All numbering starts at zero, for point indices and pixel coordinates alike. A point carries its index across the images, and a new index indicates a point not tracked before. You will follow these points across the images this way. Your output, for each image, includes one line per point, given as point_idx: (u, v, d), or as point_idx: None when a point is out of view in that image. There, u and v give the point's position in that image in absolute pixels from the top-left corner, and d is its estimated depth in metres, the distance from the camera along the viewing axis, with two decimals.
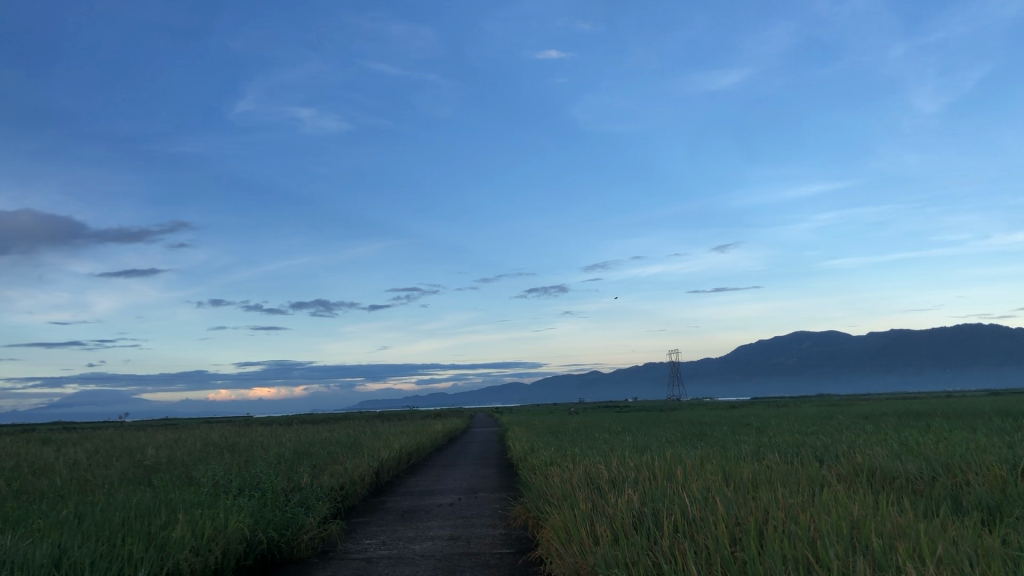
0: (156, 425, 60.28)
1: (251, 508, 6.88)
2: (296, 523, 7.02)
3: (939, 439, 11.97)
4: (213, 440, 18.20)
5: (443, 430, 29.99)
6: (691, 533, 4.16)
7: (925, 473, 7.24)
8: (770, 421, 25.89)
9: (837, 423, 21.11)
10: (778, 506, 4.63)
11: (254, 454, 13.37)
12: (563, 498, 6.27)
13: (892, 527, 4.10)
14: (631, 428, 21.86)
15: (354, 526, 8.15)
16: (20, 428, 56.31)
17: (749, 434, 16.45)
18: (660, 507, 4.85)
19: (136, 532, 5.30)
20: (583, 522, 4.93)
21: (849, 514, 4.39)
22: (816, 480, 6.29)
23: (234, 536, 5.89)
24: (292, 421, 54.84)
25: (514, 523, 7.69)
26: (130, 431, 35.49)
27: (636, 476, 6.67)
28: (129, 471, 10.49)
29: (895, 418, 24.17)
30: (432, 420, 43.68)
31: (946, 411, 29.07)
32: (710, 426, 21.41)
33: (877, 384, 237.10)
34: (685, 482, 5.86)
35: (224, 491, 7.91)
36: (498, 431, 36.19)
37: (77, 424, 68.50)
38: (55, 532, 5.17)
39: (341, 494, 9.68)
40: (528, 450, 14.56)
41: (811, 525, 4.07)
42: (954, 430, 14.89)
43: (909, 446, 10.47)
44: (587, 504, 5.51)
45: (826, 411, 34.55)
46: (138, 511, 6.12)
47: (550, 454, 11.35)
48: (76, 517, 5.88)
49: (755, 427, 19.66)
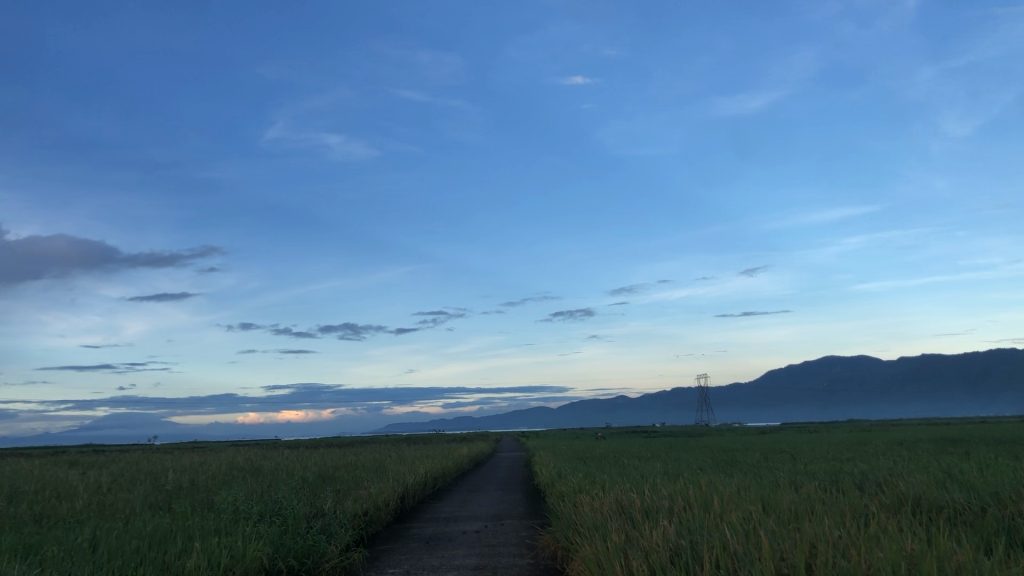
0: (181, 448, 60.94)
1: (272, 535, 6.70)
2: (318, 550, 6.84)
3: (979, 467, 11.65)
4: (237, 464, 18.11)
5: (469, 455, 29.75)
6: (733, 568, 3.89)
7: (973, 504, 6.90)
8: (802, 446, 25.70)
9: (873, 449, 20.70)
10: (826, 539, 4.36)
11: (278, 478, 13.25)
12: (594, 528, 6.02)
13: (951, 564, 3.82)
14: (659, 454, 21.64)
15: (378, 553, 7.96)
16: (51, 451, 57.07)
17: (780, 460, 16.15)
18: (698, 539, 4.60)
19: (151, 561, 5.11)
20: (616, 554, 4.66)
21: (904, 549, 4.10)
22: (860, 512, 5.97)
23: (253, 565, 5.69)
24: (316, 446, 55.11)
25: (541, 552, 7.45)
26: (159, 454, 35.56)
27: (670, 505, 6.40)
28: (151, 495, 10.39)
29: (931, 444, 23.79)
30: (459, 444, 43.54)
31: (986, 436, 28.88)
32: (743, 452, 21.05)
33: (908, 411, 233.45)
34: (723, 514, 5.59)
35: (244, 517, 7.72)
36: (526, 455, 36.02)
37: (105, 443, 69.23)
38: (66, 562, 4.97)
39: (364, 520, 9.46)
40: (557, 474, 14.33)
41: (863, 560, 3.80)
42: (993, 457, 14.42)
43: (952, 473, 10.14)
44: (619, 535, 5.24)
45: (854, 437, 34.03)
46: (154, 539, 5.94)
47: (579, 480, 11.09)
48: (89, 545, 5.69)
49: (790, 453, 19.14)
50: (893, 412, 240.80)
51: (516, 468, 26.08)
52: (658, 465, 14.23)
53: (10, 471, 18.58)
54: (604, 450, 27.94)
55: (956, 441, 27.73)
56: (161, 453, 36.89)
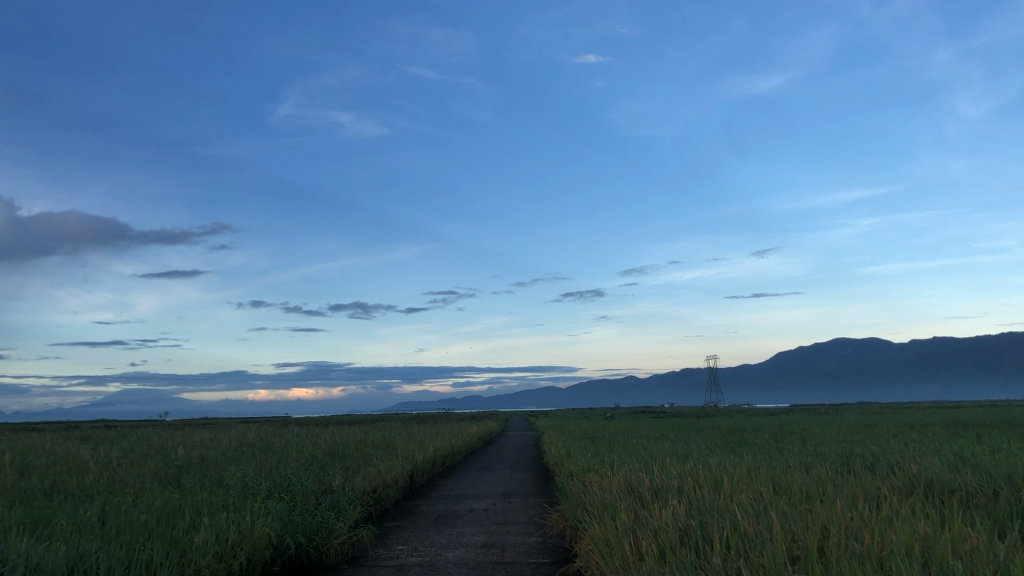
0: (192, 424, 61.45)
1: (280, 511, 6.70)
2: (326, 527, 6.84)
3: (990, 450, 11.56)
4: (247, 441, 18.20)
5: (478, 434, 29.86)
6: (743, 550, 3.84)
7: (985, 487, 6.84)
8: (813, 428, 25.68)
9: (883, 432, 20.60)
10: (838, 521, 4.31)
11: (289, 455, 13.32)
12: (603, 507, 6.00)
13: (967, 547, 3.76)
14: (669, 433, 21.61)
15: (386, 530, 7.97)
16: (64, 424, 57.63)
17: (787, 442, 16.15)
18: (708, 520, 4.56)
19: (159, 537, 5.10)
20: (625, 534, 4.63)
21: (917, 531, 4.04)
22: (872, 494, 5.93)
23: (260, 541, 5.68)
24: (326, 423, 55.46)
25: (550, 531, 7.42)
26: (170, 429, 35.80)
27: (679, 485, 6.38)
28: (161, 471, 10.41)
29: (939, 426, 23.74)
30: (469, 423, 43.77)
31: (997, 421, 28.91)
32: (752, 434, 21.08)
33: (919, 394, 233.21)
34: (733, 494, 5.56)
35: (252, 493, 7.72)
36: (535, 434, 36.15)
37: (119, 418, 69.97)
38: (74, 536, 4.96)
39: (373, 497, 9.48)
40: (566, 454, 14.31)
41: (877, 543, 3.74)
42: (1001, 440, 14.45)
43: (964, 456, 10.05)
44: (629, 516, 5.19)
45: (864, 420, 33.86)
46: (162, 514, 5.94)
47: (588, 460, 11.08)
48: (98, 520, 5.68)
49: (800, 435, 19.06)
50: (903, 395, 240.49)
51: (525, 447, 26.11)
52: (669, 445, 14.16)
53: (23, 445, 18.75)
54: (615, 429, 27.92)
55: (968, 423, 27.59)
56: (174, 429, 37.09)
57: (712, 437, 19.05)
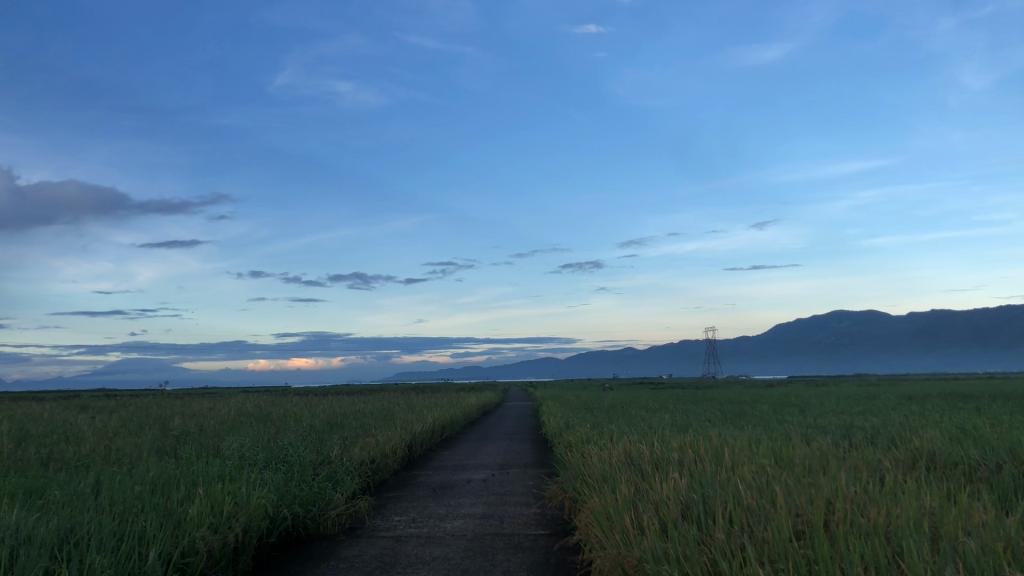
0: (194, 392, 61.85)
1: (276, 482, 6.62)
2: (323, 498, 6.79)
3: (991, 423, 11.49)
4: (247, 410, 18.24)
5: (477, 404, 29.91)
6: (747, 525, 3.75)
7: (987, 460, 6.78)
8: (812, 400, 25.79)
9: (883, 404, 20.60)
10: (842, 495, 4.23)
11: (286, 425, 13.29)
12: (603, 479, 5.93)
13: (976, 522, 3.66)
14: (669, 405, 21.61)
15: (384, 501, 7.91)
16: (66, 394, 57.98)
17: (787, 413, 16.10)
18: (710, 493, 4.47)
19: (153, 508, 5.02)
20: (626, 508, 4.55)
21: (923, 506, 3.96)
22: (875, 467, 5.87)
23: (257, 512, 5.60)
24: (327, 392, 55.74)
25: (549, 503, 7.38)
26: (169, 399, 35.83)
27: (680, 458, 6.31)
28: (158, 440, 10.36)
29: (938, 400, 23.81)
30: (469, 393, 43.96)
31: (994, 393, 29.04)
32: (751, 406, 21.11)
33: (917, 365, 234.09)
34: (735, 466, 5.49)
35: (249, 464, 7.67)
36: (535, 405, 36.33)
37: (119, 386, 70.35)
38: (67, 507, 4.90)
39: (371, 467, 9.42)
40: (564, 424, 14.28)
41: (885, 517, 3.65)
42: (1000, 412, 14.43)
43: (964, 429, 9.98)
44: (630, 488, 5.13)
45: (863, 393, 33.68)
46: (156, 484, 5.87)
47: (586, 431, 11.04)
48: (91, 491, 5.62)
49: (800, 408, 19.01)
50: (901, 366, 241.36)
51: (524, 417, 26.16)
52: (668, 416, 14.14)
53: (23, 413, 18.79)
54: (613, 400, 28.04)
55: (968, 395, 27.60)
56: (173, 399, 37.11)
57: (710, 408, 19.02)
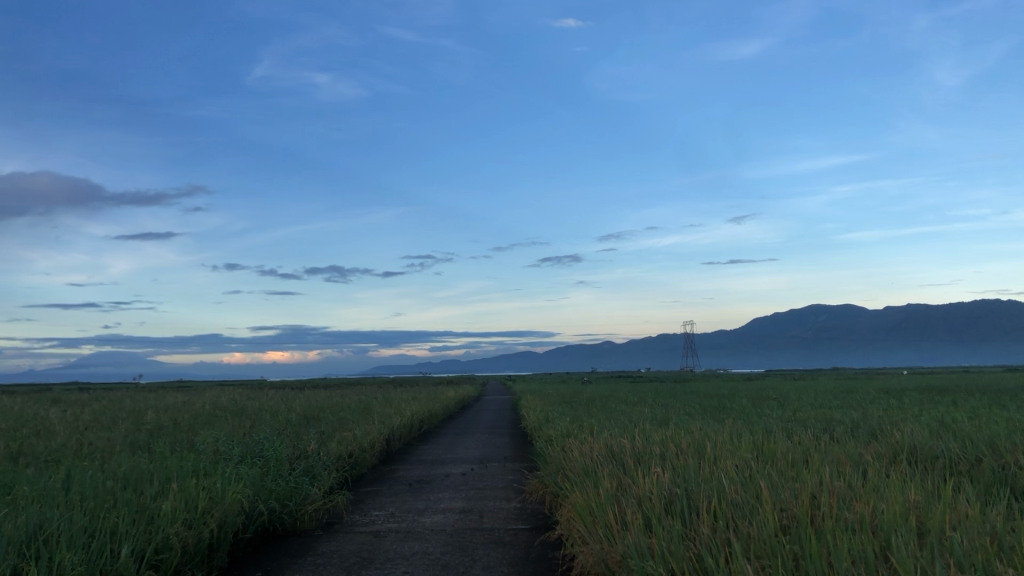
0: (168, 384, 61.11)
1: (252, 477, 6.49)
2: (300, 493, 6.70)
3: (968, 416, 11.51)
4: (223, 403, 18.05)
5: (457, 398, 29.75)
6: (733, 521, 3.69)
7: (968, 454, 6.77)
8: (791, 393, 25.89)
9: (862, 398, 20.67)
10: (826, 489, 4.19)
11: (263, 418, 13.11)
12: (585, 473, 5.87)
13: (959, 516, 3.63)
14: (648, 399, 21.59)
15: (362, 496, 7.81)
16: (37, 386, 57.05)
17: (766, 407, 16.07)
18: (694, 488, 4.42)
19: (126, 504, 4.90)
20: (609, 502, 4.48)
21: (908, 499, 3.92)
22: (856, 461, 5.85)
23: (233, 508, 5.49)
24: (303, 384, 55.29)
25: (529, 497, 7.32)
26: (141, 391, 35.23)
27: (662, 451, 6.26)
28: (132, 434, 10.18)
29: (916, 392, 24.01)
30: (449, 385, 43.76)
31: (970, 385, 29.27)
32: (730, 399, 21.05)
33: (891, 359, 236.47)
34: (717, 460, 5.46)
35: (225, 458, 7.55)
36: (515, 398, 36.30)
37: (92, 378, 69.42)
38: (38, 504, 4.77)
39: (349, 462, 9.31)
40: (543, 419, 14.20)
41: (869, 511, 3.61)
42: (977, 407, 14.48)
43: (944, 423, 10.00)
44: (611, 483, 5.06)
45: (839, 385, 33.90)
46: (127, 479, 5.76)
47: (566, 425, 10.98)
48: (61, 485, 5.48)
49: (780, 400, 19.04)
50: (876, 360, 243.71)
51: (503, 411, 26.10)
52: (647, 410, 14.11)
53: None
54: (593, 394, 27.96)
55: (946, 389, 27.83)
56: (149, 391, 36.61)
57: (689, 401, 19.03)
